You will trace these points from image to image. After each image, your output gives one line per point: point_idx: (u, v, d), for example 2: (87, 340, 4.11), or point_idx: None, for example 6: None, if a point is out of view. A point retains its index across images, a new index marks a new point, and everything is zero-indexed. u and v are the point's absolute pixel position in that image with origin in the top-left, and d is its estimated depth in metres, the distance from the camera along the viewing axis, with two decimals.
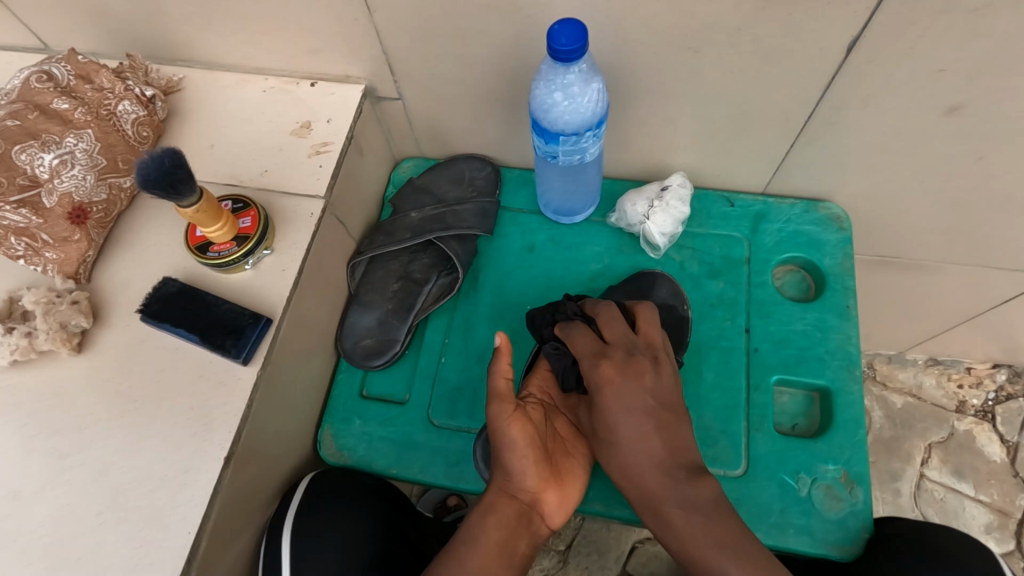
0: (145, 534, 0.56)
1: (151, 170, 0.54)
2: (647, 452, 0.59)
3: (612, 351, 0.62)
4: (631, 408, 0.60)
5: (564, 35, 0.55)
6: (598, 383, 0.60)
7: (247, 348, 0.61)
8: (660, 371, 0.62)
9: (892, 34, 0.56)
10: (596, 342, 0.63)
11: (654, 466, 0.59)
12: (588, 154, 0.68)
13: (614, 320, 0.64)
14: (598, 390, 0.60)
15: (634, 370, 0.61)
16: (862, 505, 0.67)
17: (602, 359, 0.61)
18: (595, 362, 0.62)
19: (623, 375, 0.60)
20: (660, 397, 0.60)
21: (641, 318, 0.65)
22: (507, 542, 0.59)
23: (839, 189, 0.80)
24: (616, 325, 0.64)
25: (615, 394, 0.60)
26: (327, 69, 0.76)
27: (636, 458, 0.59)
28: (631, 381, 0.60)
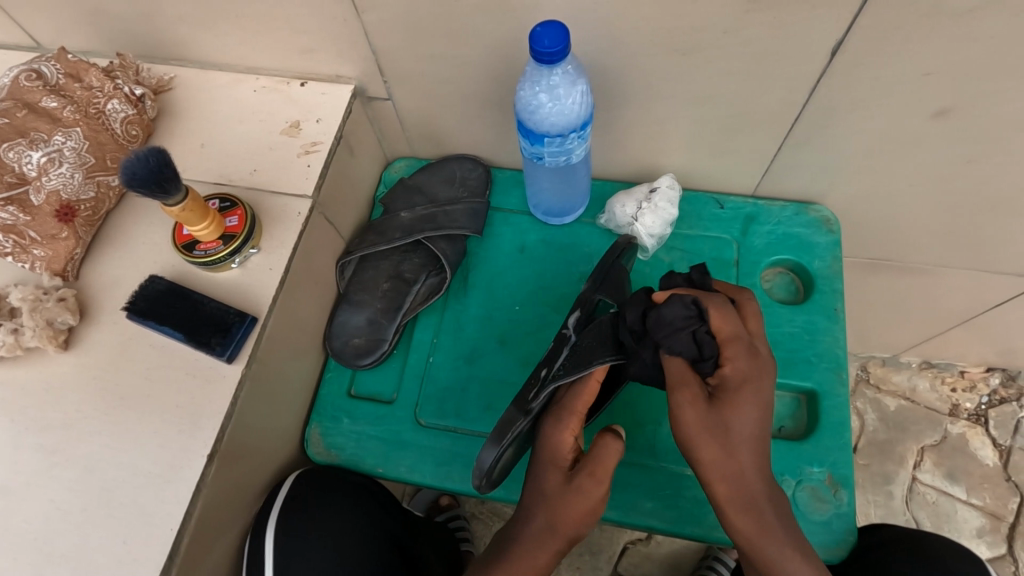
0: (131, 530, 0.56)
1: (136, 168, 0.54)
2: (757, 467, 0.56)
3: (731, 346, 0.57)
4: (755, 416, 0.56)
5: (546, 37, 0.55)
6: (738, 385, 0.56)
7: (232, 346, 0.62)
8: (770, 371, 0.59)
9: (876, 37, 0.57)
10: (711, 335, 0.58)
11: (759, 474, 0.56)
12: (574, 156, 0.68)
13: (737, 314, 0.59)
14: (735, 389, 0.56)
15: (759, 371, 0.57)
16: (847, 507, 0.67)
17: (725, 355, 0.57)
18: (719, 360, 0.57)
19: (755, 377, 0.56)
20: (772, 403, 0.57)
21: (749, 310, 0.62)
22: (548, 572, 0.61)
23: (829, 192, 0.80)
24: (728, 318, 0.58)
25: (746, 399, 0.56)
26: (317, 69, 0.76)
27: (744, 472, 0.56)
28: (762, 385, 0.57)
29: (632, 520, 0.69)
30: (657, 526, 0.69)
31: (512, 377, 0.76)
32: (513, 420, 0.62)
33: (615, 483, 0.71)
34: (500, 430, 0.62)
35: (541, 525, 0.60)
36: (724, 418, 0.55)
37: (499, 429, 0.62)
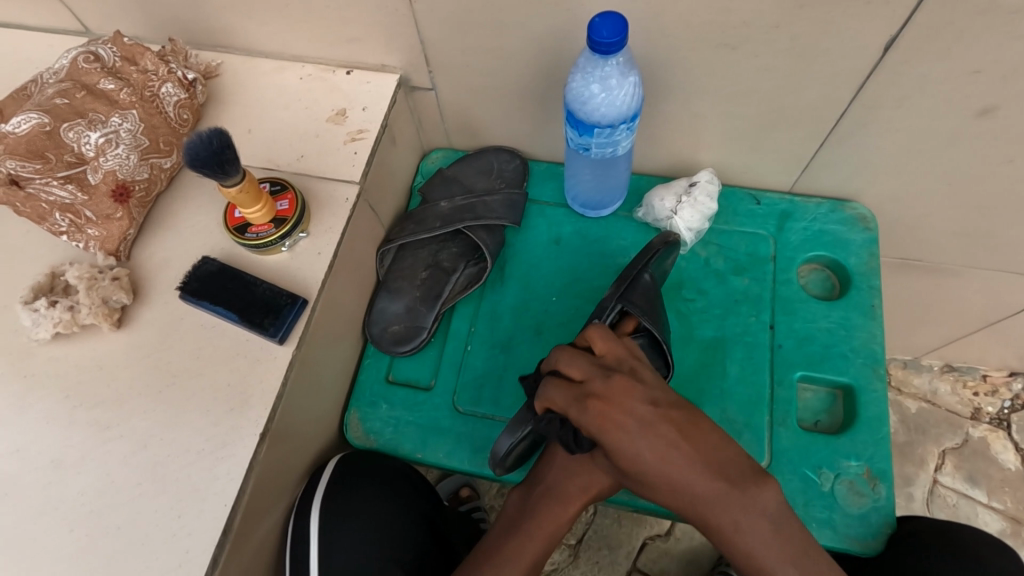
0: (182, 506, 0.57)
1: (198, 151, 0.55)
2: (696, 475, 0.54)
3: (592, 384, 0.56)
4: (643, 433, 0.54)
5: (605, 27, 0.55)
6: (596, 426, 0.55)
7: (284, 327, 0.63)
8: (652, 385, 0.57)
9: (929, 34, 0.57)
10: (569, 385, 0.57)
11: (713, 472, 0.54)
12: (620, 148, 0.69)
13: (570, 361, 0.58)
14: (599, 430, 0.55)
15: (618, 396, 0.55)
16: (884, 501, 0.67)
17: (589, 398, 0.56)
18: (579, 407, 0.56)
19: (614, 408, 0.55)
20: (661, 402, 0.56)
21: (595, 337, 0.59)
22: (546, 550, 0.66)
23: (865, 190, 0.80)
24: (578, 362, 0.58)
25: (617, 433, 0.55)
26: (363, 59, 0.77)
27: (685, 481, 0.54)
28: (633, 402, 0.55)
29: (668, 510, 0.70)
30: None
31: None
32: (525, 419, 0.64)
33: None
34: (514, 423, 0.65)
35: (579, 483, 0.65)
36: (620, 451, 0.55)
37: (515, 422, 0.65)
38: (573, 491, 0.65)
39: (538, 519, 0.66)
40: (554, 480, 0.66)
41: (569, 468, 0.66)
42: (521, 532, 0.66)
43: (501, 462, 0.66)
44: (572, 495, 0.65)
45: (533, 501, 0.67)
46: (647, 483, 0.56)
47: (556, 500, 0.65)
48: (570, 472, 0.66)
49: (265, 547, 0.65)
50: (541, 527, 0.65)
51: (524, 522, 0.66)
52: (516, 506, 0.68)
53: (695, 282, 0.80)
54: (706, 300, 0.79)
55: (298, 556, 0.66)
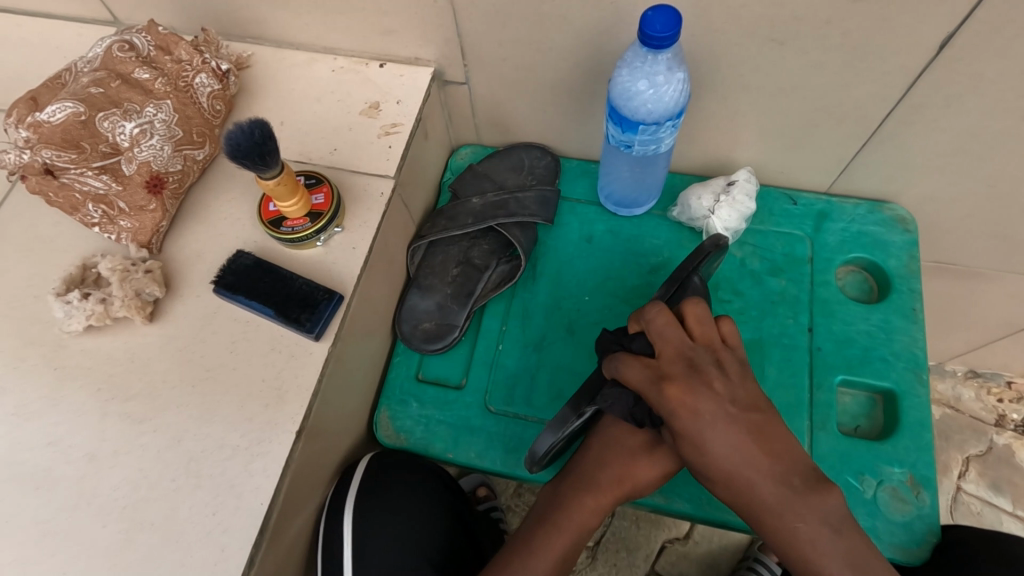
0: (218, 503, 0.56)
1: (239, 141, 0.54)
2: (761, 477, 0.52)
3: (673, 367, 0.55)
4: (716, 422, 0.52)
5: (658, 21, 0.54)
6: (671, 409, 0.53)
7: (321, 323, 0.62)
8: (738, 377, 0.55)
9: (989, 31, 0.56)
10: (645, 365, 0.56)
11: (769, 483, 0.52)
12: (662, 145, 0.67)
13: (665, 328, 0.56)
14: (673, 413, 0.53)
15: (702, 379, 0.54)
16: (929, 509, 0.66)
17: (665, 380, 0.54)
18: (658, 388, 0.54)
19: (694, 390, 0.53)
20: (737, 398, 0.53)
21: (692, 314, 0.57)
22: (572, 546, 0.64)
23: (905, 191, 0.79)
24: (671, 330, 0.56)
25: (694, 414, 0.52)
26: (397, 52, 0.76)
27: (747, 483, 0.52)
28: (706, 394, 0.53)
29: (706, 514, 0.69)
30: (733, 521, 0.68)
31: (582, 367, 0.75)
32: (568, 417, 0.62)
33: (689, 476, 0.70)
34: (556, 421, 0.63)
35: (614, 474, 0.64)
36: (690, 436, 0.53)
37: (556, 419, 0.63)
38: (607, 481, 0.64)
39: (569, 507, 0.64)
40: (588, 469, 0.66)
41: (604, 458, 0.65)
42: (549, 520, 0.64)
43: (538, 462, 0.65)
44: (604, 484, 0.64)
45: (563, 490, 0.66)
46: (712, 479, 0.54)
47: (587, 489, 0.64)
48: (605, 463, 0.65)
49: (297, 549, 0.64)
50: (568, 518, 0.64)
51: (554, 511, 0.65)
52: (546, 497, 0.67)
53: (731, 282, 0.79)
54: (743, 301, 0.78)
55: (331, 557, 0.64)
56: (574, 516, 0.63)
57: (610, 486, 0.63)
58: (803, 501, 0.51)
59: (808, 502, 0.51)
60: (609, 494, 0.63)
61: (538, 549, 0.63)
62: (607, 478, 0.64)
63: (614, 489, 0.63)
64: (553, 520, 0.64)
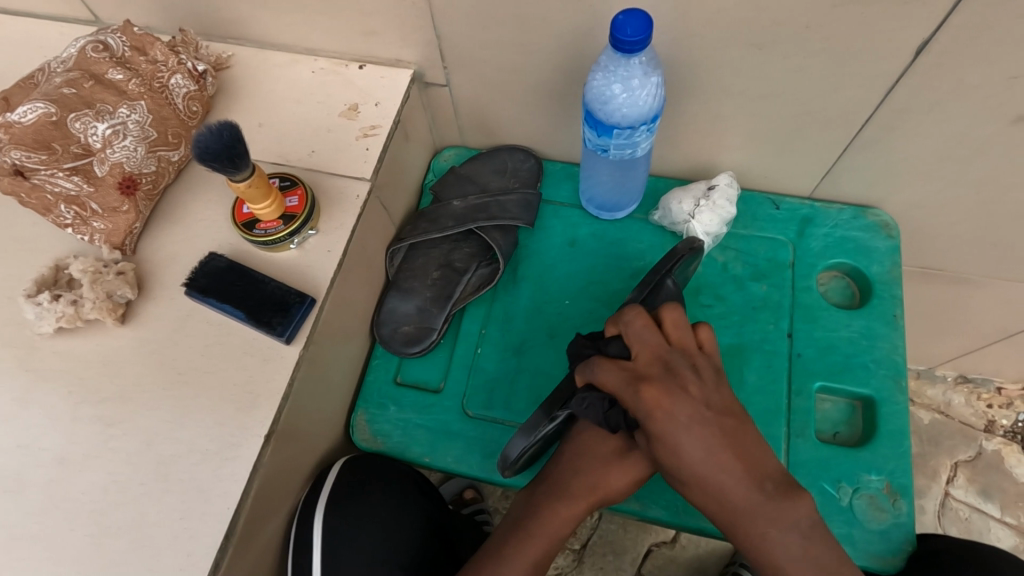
0: (187, 507, 0.56)
1: (209, 142, 0.53)
2: (734, 482, 0.51)
3: (650, 370, 0.54)
4: (690, 427, 0.51)
5: (629, 25, 0.54)
6: (646, 411, 0.52)
7: (292, 327, 0.61)
8: (713, 381, 0.55)
9: (968, 36, 0.55)
10: (621, 367, 0.55)
11: (741, 487, 0.51)
12: (639, 150, 0.67)
13: (644, 331, 0.56)
14: (648, 416, 0.52)
15: (678, 383, 0.53)
16: (905, 517, 0.66)
17: (641, 382, 0.53)
18: (634, 391, 0.53)
19: (669, 393, 0.52)
20: (713, 404, 0.53)
21: (669, 319, 0.57)
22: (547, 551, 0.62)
23: (889, 196, 0.78)
24: (648, 334, 0.56)
25: (669, 418, 0.52)
26: (378, 53, 0.76)
27: (720, 487, 0.51)
28: (681, 399, 0.52)
29: (682, 521, 0.68)
30: (710, 528, 0.68)
31: (561, 371, 0.75)
32: (539, 422, 0.62)
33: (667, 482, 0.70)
34: (528, 426, 0.62)
35: (588, 481, 0.63)
36: (664, 440, 0.52)
37: (529, 424, 0.62)
38: (581, 488, 0.63)
39: (543, 514, 0.63)
40: (563, 477, 0.64)
41: (579, 465, 0.64)
42: (522, 528, 0.63)
43: (511, 466, 0.65)
44: (578, 491, 0.63)
45: (538, 498, 0.65)
46: (686, 483, 0.53)
47: (562, 497, 0.63)
48: (578, 470, 0.64)
49: (267, 554, 0.63)
50: (541, 527, 0.62)
51: (527, 518, 0.64)
52: (521, 504, 0.66)
53: (713, 287, 0.78)
54: (725, 306, 0.77)
55: (301, 560, 0.64)
56: (547, 521, 0.62)
57: (584, 493, 0.63)
58: (773, 509, 0.50)
59: (779, 509, 0.50)
60: (582, 500, 0.62)
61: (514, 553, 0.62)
62: (581, 484, 0.63)
63: (587, 496, 0.62)
64: (528, 525, 0.63)
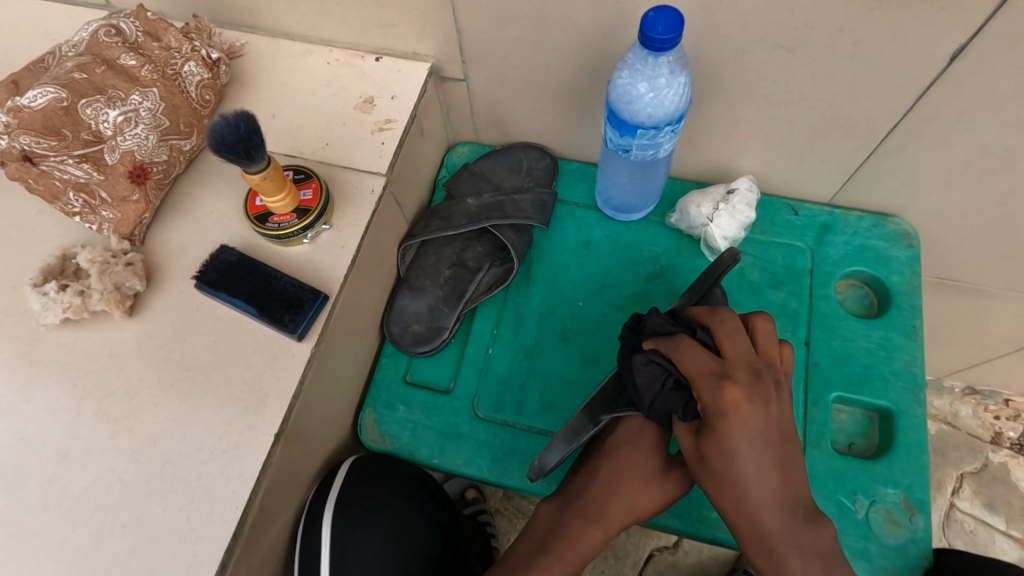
0: (193, 507, 0.54)
1: (224, 133, 0.52)
2: (771, 501, 0.50)
3: (737, 372, 0.52)
4: (755, 439, 0.50)
5: (659, 23, 0.52)
6: (720, 407, 0.50)
7: (304, 324, 0.60)
8: (762, 392, 0.51)
9: (1004, 44, 0.54)
10: (712, 358, 0.53)
11: (776, 509, 0.50)
12: (662, 151, 0.66)
13: (735, 333, 0.54)
14: (720, 414, 0.50)
15: (760, 393, 0.51)
16: (923, 533, 0.64)
17: (725, 380, 0.51)
18: (716, 382, 0.51)
19: (749, 399, 0.50)
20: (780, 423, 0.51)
21: (760, 329, 0.56)
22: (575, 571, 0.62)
23: (911, 205, 0.77)
24: (736, 338, 0.54)
25: (734, 424, 0.50)
26: (394, 45, 0.74)
27: (756, 505, 0.50)
28: (756, 406, 0.50)
29: (697, 532, 0.67)
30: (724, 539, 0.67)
31: (574, 374, 0.74)
32: (585, 427, 0.63)
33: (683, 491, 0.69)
34: (570, 433, 0.63)
35: (621, 504, 0.62)
36: (726, 443, 0.50)
37: (571, 431, 0.63)
38: (615, 513, 0.62)
39: (571, 537, 0.62)
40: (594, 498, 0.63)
41: (613, 486, 0.63)
42: (551, 550, 0.62)
43: (542, 476, 0.64)
44: (611, 517, 0.62)
45: (567, 517, 0.63)
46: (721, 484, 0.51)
47: (594, 521, 0.62)
48: (611, 491, 0.62)
49: (273, 554, 0.62)
50: (572, 550, 0.62)
51: (555, 539, 0.63)
52: (546, 518, 0.65)
53: (730, 293, 0.77)
54: (741, 312, 0.76)
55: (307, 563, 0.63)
56: (579, 545, 0.62)
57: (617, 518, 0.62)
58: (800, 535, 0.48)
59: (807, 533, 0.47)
60: (614, 521, 0.62)
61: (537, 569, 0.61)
62: (617, 506, 0.62)
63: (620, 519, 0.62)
64: (556, 548, 0.62)
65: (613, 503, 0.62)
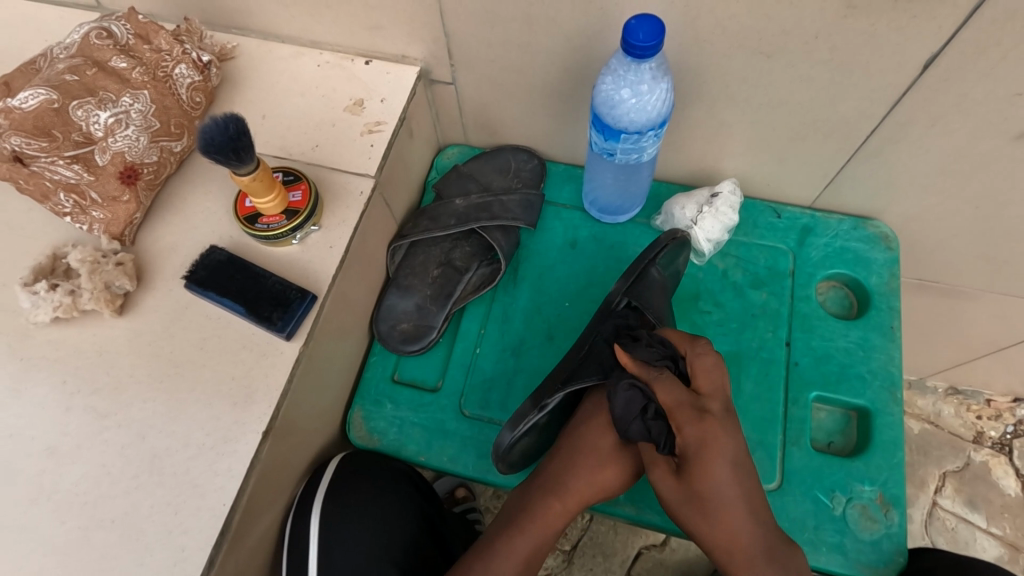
0: (180, 502, 0.55)
1: (214, 135, 0.53)
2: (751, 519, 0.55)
3: (710, 403, 0.58)
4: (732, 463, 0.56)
5: (641, 30, 0.53)
6: (699, 438, 0.56)
7: (292, 322, 0.61)
8: (731, 422, 0.58)
9: (973, 53, 0.55)
10: (686, 390, 0.59)
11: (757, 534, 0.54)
12: (645, 154, 0.67)
13: (714, 368, 0.60)
14: (699, 446, 0.56)
15: (734, 422, 0.58)
16: (897, 528, 0.66)
17: (705, 412, 0.57)
18: (694, 413, 0.57)
19: (725, 429, 0.57)
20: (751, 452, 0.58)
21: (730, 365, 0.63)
22: (536, 550, 0.62)
23: (891, 208, 0.79)
24: (715, 372, 0.60)
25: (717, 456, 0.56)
26: (384, 48, 0.75)
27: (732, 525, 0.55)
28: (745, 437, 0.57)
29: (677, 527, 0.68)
30: None
31: None
32: (527, 412, 0.64)
33: None
34: (516, 417, 0.64)
35: (583, 481, 0.62)
36: (705, 468, 0.55)
37: (516, 415, 0.64)
38: (574, 489, 0.62)
39: (534, 510, 0.63)
40: (555, 473, 0.64)
41: (574, 462, 0.63)
42: (514, 524, 0.63)
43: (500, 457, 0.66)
44: (570, 491, 0.63)
45: (531, 494, 0.64)
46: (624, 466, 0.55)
47: (554, 492, 0.63)
48: (573, 467, 0.63)
49: (262, 549, 0.63)
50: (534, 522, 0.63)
51: (519, 513, 0.64)
52: (513, 500, 0.66)
53: (712, 292, 0.79)
54: (723, 313, 0.78)
55: (296, 559, 0.64)
56: (539, 521, 0.62)
57: (575, 493, 0.62)
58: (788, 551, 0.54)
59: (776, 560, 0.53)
60: (572, 495, 0.62)
61: (502, 548, 0.62)
62: (579, 482, 0.62)
63: (577, 493, 0.62)
64: (517, 522, 0.63)
65: (574, 479, 0.63)
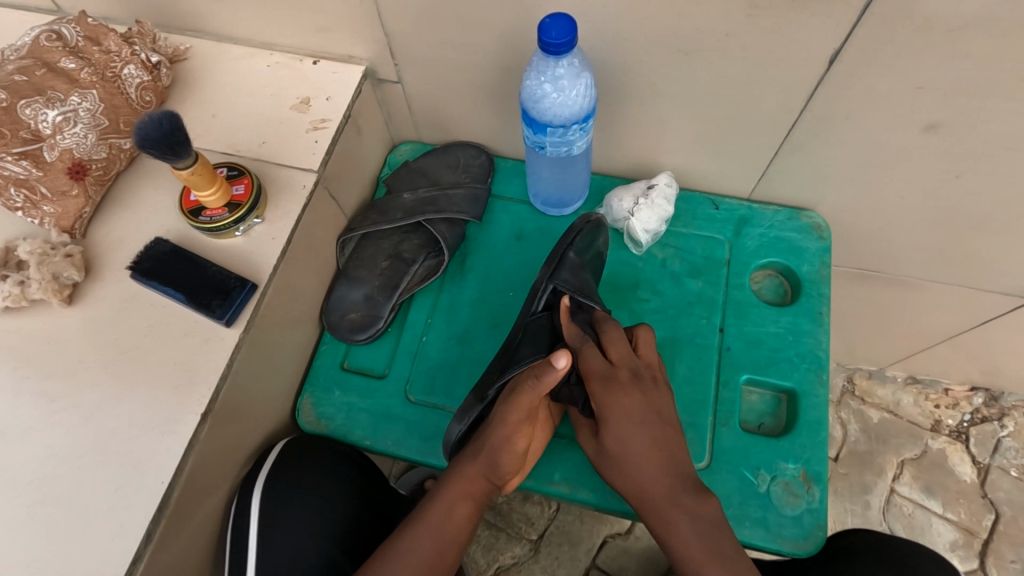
0: (122, 479, 0.58)
1: (150, 131, 0.56)
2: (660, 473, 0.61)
3: (619, 370, 0.64)
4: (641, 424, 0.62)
5: (554, 28, 0.56)
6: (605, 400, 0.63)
7: (232, 310, 0.64)
8: (642, 389, 0.64)
9: (871, 48, 0.58)
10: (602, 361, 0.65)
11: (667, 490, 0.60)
12: (574, 148, 0.70)
13: (618, 340, 0.66)
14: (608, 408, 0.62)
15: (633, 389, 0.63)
16: (818, 503, 0.69)
17: (612, 380, 0.63)
18: (600, 381, 0.64)
19: (630, 394, 0.63)
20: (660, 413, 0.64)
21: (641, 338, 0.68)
22: (443, 515, 0.64)
23: (824, 199, 0.82)
24: (619, 344, 0.66)
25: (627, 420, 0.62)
26: (330, 49, 0.78)
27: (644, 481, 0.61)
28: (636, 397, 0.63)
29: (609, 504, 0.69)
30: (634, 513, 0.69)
31: None
32: (473, 405, 0.66)
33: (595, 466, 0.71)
34: (463, 410, 0.67)
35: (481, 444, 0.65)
36: (618, 429, 0.62)
37: (463, 408, 0.67)
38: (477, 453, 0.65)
39: (444, 475, 0.66)
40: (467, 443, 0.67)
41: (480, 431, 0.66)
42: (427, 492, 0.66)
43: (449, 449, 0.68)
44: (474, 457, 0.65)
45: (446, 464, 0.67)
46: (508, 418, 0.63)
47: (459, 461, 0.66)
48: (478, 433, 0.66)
49: (206, 529, 0.65)
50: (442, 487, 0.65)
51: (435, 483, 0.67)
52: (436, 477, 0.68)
53: (651, 282, 0.81)
54: (660, 300, 0.80)
55: (238, 538, 0.66)
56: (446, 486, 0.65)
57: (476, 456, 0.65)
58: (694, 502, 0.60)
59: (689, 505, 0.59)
60: (473, 459, 0.65)
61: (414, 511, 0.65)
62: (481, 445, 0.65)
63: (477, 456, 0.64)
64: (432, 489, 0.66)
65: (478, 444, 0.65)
